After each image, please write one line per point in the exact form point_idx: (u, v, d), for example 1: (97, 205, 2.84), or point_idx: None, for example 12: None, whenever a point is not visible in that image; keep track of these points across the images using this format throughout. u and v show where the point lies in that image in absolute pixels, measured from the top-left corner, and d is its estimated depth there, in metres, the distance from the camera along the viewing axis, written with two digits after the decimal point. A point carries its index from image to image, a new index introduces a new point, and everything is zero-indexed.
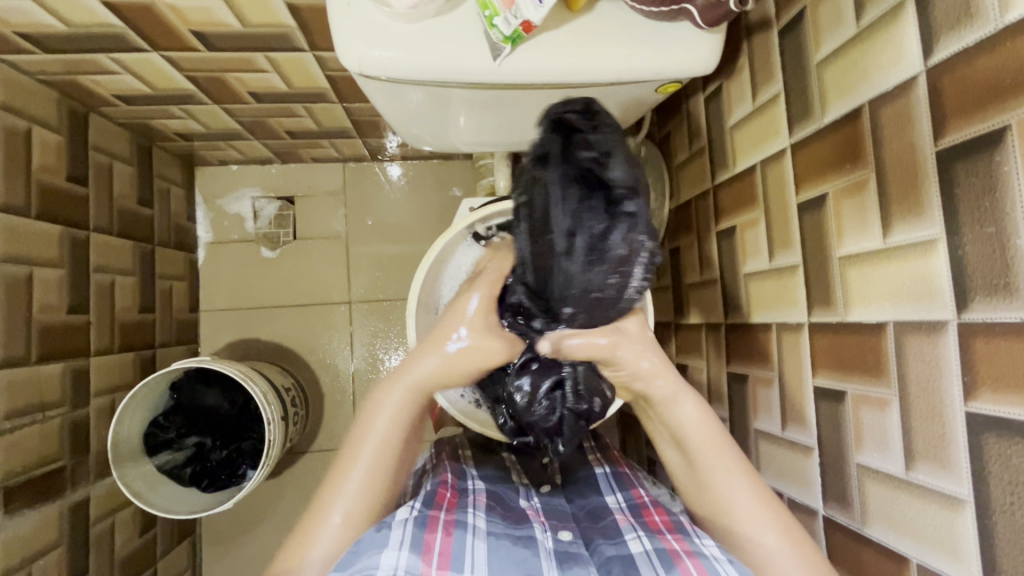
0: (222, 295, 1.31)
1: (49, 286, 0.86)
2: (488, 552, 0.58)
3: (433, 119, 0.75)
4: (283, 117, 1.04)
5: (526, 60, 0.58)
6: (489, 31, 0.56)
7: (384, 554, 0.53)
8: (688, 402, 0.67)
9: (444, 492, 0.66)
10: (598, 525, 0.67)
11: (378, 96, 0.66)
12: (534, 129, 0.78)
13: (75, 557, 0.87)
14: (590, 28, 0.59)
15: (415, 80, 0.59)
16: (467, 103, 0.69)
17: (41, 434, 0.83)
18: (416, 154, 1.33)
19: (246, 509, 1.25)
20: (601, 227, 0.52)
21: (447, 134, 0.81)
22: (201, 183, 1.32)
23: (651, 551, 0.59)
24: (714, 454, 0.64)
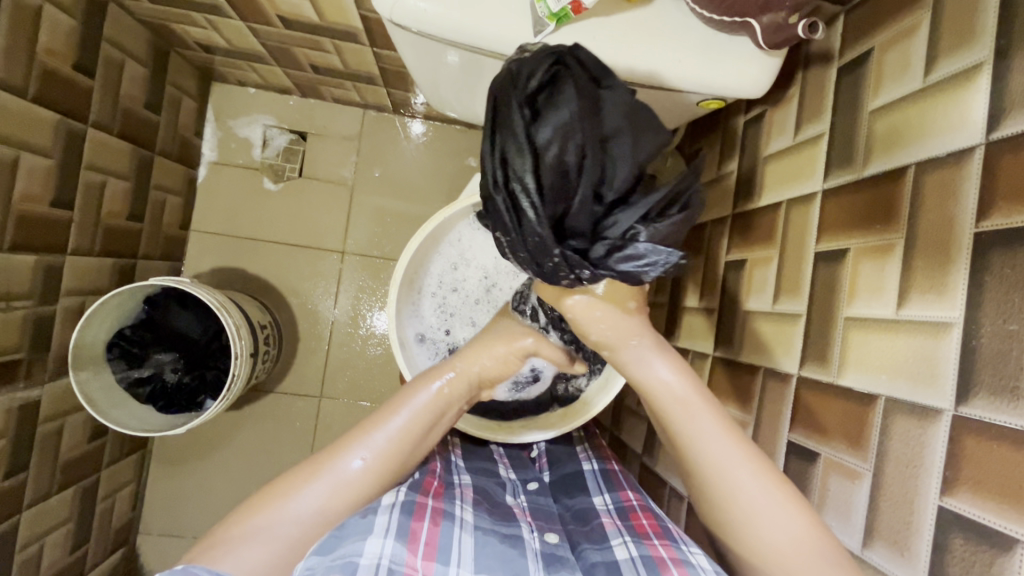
0: (216, 218, 1.28)
1: (35, 175, 0.82)
2: (474, 547, 0.56)
3: (460, 86, 0.71)
4: (310, 49, 1.00)
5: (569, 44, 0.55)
6: (536, 4, 0.53)
7: (368, 542, 0.51)
8: (662, 362, 0.61)
9: (431, 481, 0.65)
10: (585, 528, 0.67)
11: (408, 48, 0.62)
12: None
13: (18, 452, 0.85)
14: (644, 26, 0.55)
15: (447, 41, 0.56)
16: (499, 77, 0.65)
17: (2, 324, 0.80)
18: (440, 116, 1.29)
19: (201, 435, 1.25)
20: (576, 205, 0.52)
21: (473, 104, 0.77)
22: (215, 99, 1.27)
23: (637, 559, 0.58)
24: (693, 409, 0.59)
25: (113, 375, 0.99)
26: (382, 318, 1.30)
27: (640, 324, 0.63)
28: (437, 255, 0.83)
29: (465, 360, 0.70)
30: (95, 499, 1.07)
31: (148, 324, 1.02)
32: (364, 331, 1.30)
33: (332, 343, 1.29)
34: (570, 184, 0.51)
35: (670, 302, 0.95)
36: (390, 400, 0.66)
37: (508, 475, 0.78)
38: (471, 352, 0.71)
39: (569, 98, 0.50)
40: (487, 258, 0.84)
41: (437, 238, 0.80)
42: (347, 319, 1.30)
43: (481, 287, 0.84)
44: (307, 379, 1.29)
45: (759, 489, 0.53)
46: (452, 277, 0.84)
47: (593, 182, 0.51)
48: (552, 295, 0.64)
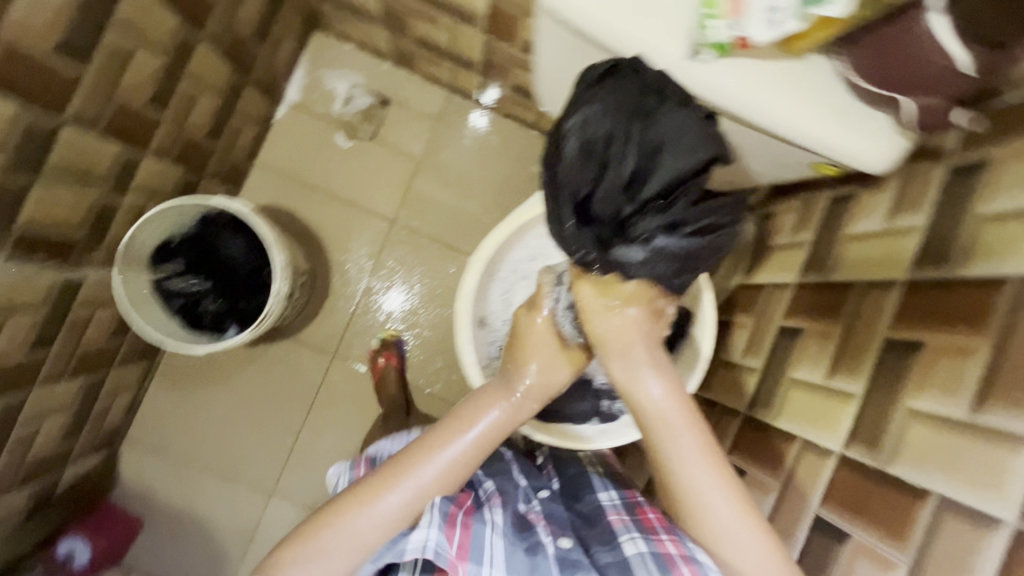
0: (283, 158, 1.30)
1: (142, 71, 0.82)
2: (504, 548, 0.61)
3: None
4: (426, 22, 1.01)
5: (720, 75, 0.58)
6: (702, 30, 0.56)
7: (414, 533, 0.59)
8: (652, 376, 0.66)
9: (465, 499, 0.65)
10: (595, 530, 0.68)
11: (551, 49, 0.66)
12: None
13: (47, 329, 0.85)
14: (792, 77, 0.58)
15: (603, 44, 0.59)
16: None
17: (73, 203, 0.81)
18: (521, 118, 1.30)
19: (209, 362, 1.25)
20: (594, 185, 0.60)
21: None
22: (312, 46, 1.30)
23: (648, 555, 0.60)
24: (678, 429, 0.64)
25: (150, 280, 1.00)
26: (394, 299, 1.30)
27: (635, 320, 0.67)
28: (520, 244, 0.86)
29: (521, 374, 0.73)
30: (95, 397, 1.06)
31: (191, 240, 1.03)
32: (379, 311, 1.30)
33: (358, 308, 1.30)
34: (594, 174, 0.60)
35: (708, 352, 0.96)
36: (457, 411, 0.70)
37: (522, 483, 0.74)
38: (518, 357, 0.74)
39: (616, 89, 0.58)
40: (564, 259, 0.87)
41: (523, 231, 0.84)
42: (380, 288, 1.30)
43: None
44: (326, 335, 1.29)
45: (736, 516, 0.60)
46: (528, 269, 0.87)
47: (617, 181, 0.59)
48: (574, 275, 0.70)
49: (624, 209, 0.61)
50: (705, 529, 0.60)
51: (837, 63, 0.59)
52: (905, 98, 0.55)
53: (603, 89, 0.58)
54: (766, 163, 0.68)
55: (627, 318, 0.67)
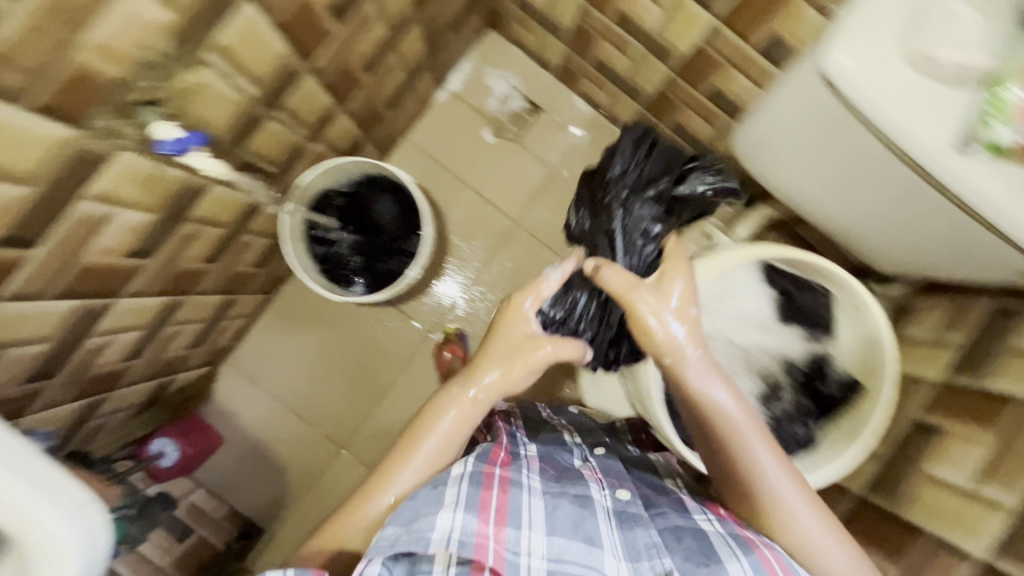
0: (431, 139, 1.37)
1: (372, 40, 0.89)
2: (544, 510, 0.62)
3: (788, 147, 0.74)
4: (615, 49, 1.06)
5: (975, 172, 0.56)
6: (975, 125, 0.56)
7: (441, 516, 0.58)
8: (721, 387, 0.69)
9: (498, 451, 0.70)
10: (664, 497, 0.74)
11: (791, 92, 0.66)
12: (862, 215, 0.76)
13: (222, 247, 0.93)
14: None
15: (858, 112, 0.58)
16: (852, 153, 0.66)
17: (285, 145, 0.88)
18: (662, 154, 1.34)
19: (319, 309, 1.31)
20: (627, 195, 0.94)
21: (787, 167, 0.78)
22: (484, 43, 1.37)
23: (726, 534, 0.65)
24: (752, 437, 0.68)
25: (305, 219, 1.06)
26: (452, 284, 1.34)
27: (693, 334, 0.71)
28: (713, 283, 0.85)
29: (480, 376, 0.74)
30: (223, 315, 1.14)
31: (351, 195, 1.09)
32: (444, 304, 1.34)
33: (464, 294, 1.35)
34: (634, 195, 0.94)
35: None
36: (420, 418, 0.73)
37: (574, 441, 0.85)
38: (482, 362, 0.76)
39: (658, 155, 0.96)
40: (750, 307, 0.87)
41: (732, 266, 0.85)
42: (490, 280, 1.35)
43: (732, 327, 0.87)
44: (430, 312, 1.34)
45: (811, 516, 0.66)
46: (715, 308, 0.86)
47: (646, 198, 0.94)
48: (622, 281, 0.72)
49: (653, 228, 0.93)
50: (793, 536, 0.66)
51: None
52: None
53: (645, 153, 0.96)
54: (976, 255, 0.67)
55: (690, 316, 0.72)
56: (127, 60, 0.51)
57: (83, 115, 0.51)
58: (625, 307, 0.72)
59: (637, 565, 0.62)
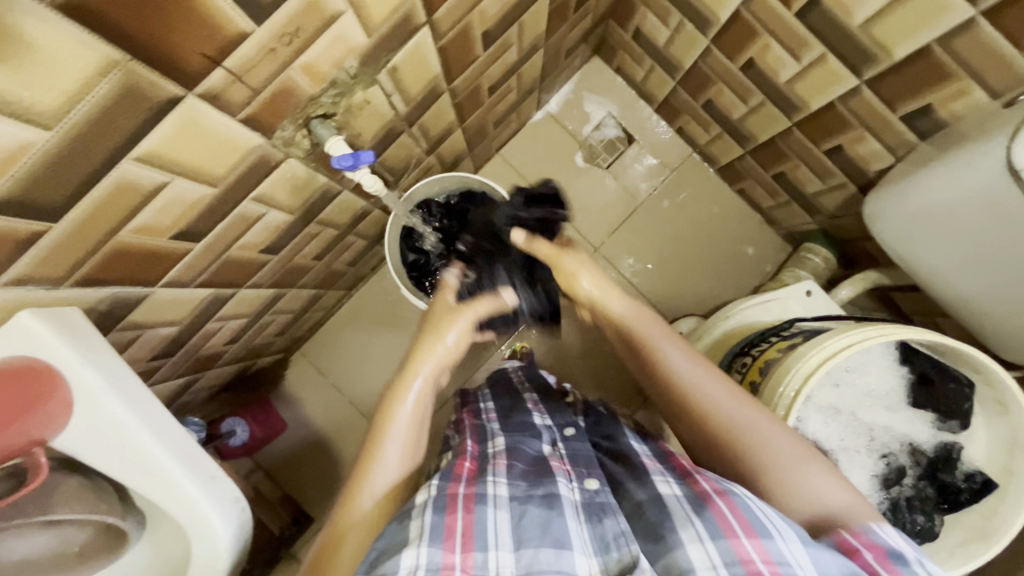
0: (522, 157, 1.38)
1: (504, 65, 0.91)
2: (510, 524, 0.60)
3: (930, 228, 0.76)
4: (732, 94, 1.05)
5: None
6: None
7: (404, 555, 0.54)
8: (675, 347, 0.73)
9: (463, 464, 0.69)
10: (625, 466, 0.69)
11: (957, 172, 0.69)
12: (992, 308, 0.77)
13: (329, 248, 0.96)
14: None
15: None
16: (1005, 241, 0.68)
17: (407, 157, 0.90)
18: (752, 200, 1.33)
19: (393, 311, 1.33)
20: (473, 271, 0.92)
21: (920, 242, 0.79)
22: (586, 69, 1.38)
23: (682, 495, 0.60)
24: (703, 380, 0.70)
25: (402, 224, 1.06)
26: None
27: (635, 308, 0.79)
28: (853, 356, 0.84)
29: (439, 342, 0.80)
30: (310, 307, 1.16)
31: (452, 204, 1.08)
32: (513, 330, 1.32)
33: None
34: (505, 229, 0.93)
35: None
36: (373, 431, 0.70)
37: (543, 422, 0.80)
38: (425, 348, 0.79)
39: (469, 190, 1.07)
40: (882, 384, 0.85)
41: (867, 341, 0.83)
42: None
43: (860, 400, 0.85)
44: None
45: (788, 447, 0.63)
46: (846, 379, 0.85)
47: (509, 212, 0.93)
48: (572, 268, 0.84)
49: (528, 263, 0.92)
50: (764, 454, 0.63)
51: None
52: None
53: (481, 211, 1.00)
54: None
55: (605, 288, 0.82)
56: (323, 79, 0.54)
57: (275, 127, 0.54)
58: (555, 266, 0.85)
59: (606, 559, 0.58)
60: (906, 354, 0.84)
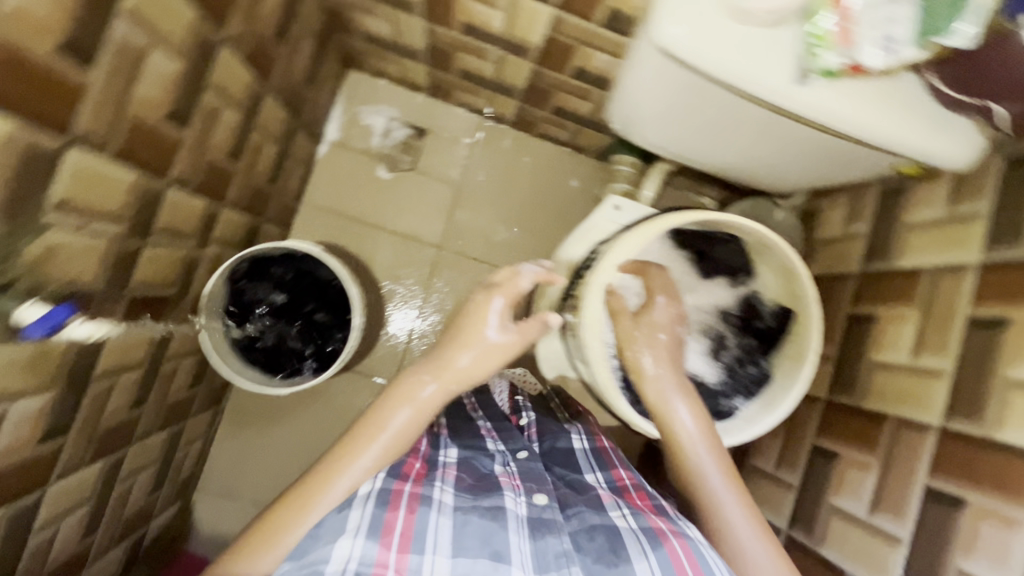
0: (327, 194, 1.33)
1: (228, 128, 0.85)
2: (453, 529, 0.59)
3: (648, 116, 0.77)
4: (472, 56, 1.05)
5: (821, 98, 0.59)
6: (809, 57, 0.57)
7: (338, 545, 0.55)
8: (685, 409, 0.74)
9: (412, 463, 0.67)
10: (580, 496, 0.71)
11: (633, 66, 0.68)
12: (732, 158, 0.82)
13: (145, 385, 0.87)
14: (886, 91, 0.61)
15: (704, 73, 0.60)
16: (703, 109, 0.70)
17: (172, 262, 0.83)
18: (554, 137, 1.36)
19: (273, 404, 1.27)
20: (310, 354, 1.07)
21: (645, 128, 0.81)
22: (347, 83, 1.33)
23: (636, 529, 0.64)
24: (700, 447, 0.72)
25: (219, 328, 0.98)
26: (401, 316, 1.34)
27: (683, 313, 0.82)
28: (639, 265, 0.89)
29: (431, 371, 0.73)
30: (177, 445, 1.09)
31: (246, 273, 0.99)
32: (405, 350, 1.33)
33: (415, 334, 1.33)
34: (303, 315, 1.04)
35: None
36: (354, 435, 0.68)
37: (496, 446, 0.77)
38: (433, 360, 0.74)
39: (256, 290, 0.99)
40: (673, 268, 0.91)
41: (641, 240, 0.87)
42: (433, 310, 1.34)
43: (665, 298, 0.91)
44: (386, 362, 1.32)
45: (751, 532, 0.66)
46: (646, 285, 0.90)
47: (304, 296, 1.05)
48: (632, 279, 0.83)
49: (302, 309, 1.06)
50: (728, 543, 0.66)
51: (922, 79, 0.62)
52: (997, 105, 0.58)
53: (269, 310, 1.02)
54: (844, 164, 0.73)
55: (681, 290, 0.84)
56: None
57: None
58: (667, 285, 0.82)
59: None
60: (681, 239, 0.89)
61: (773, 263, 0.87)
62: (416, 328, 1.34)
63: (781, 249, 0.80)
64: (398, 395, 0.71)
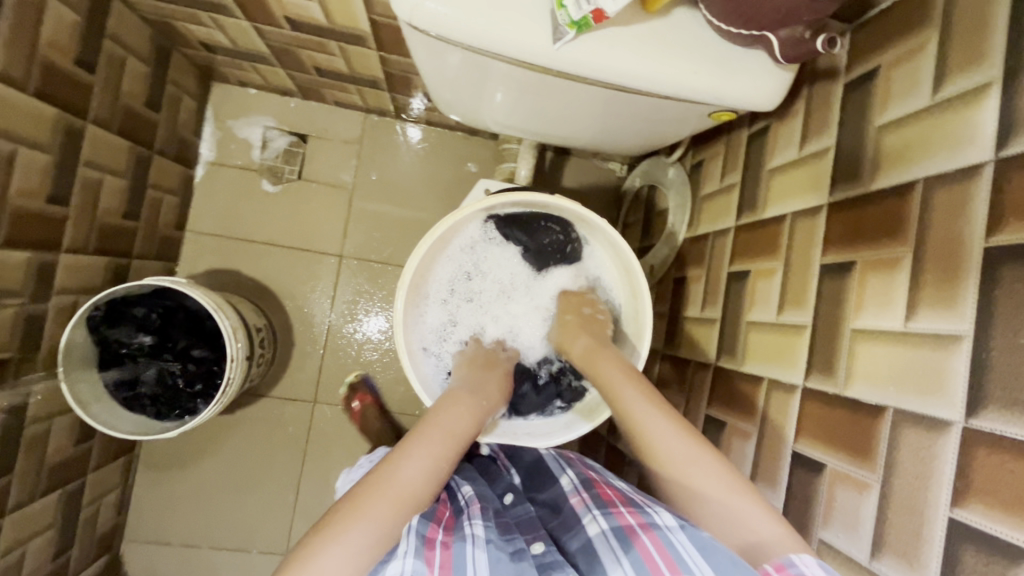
0: (213, 218, 1.26)
1: (31, 170, 0.79)
2: (488, 564, 0.54)
3: (468, 88, 0.74)
4: (315, 51, 0.99)
5: (589, 52, 0.54)
6: (556, 11, 0.51)
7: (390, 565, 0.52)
8: (633, 393, 0.65)
9: (442, 511, 0.63)
10: (562, 518, 0.64)
11: (416, 45, 0.64)
12: (569, 122, 0.79)
13: (2, 455, 0.82)
14: (660, 36, 0.55)
15: (463, 45, 0.54)
16: (522, 80, 0.67)
17: None
18: (441, 122, 1.28)
19: (191, 442, 1.22)
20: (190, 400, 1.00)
21: (475, 103, 0.79)
22: (214, 98, 1.26)
23: (609, 531, 0.57)
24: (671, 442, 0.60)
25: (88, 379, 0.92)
26: (374, 322, 1.29)
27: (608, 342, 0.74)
28: (453, 268, 0.81)
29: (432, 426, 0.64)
30: (81, 503, 1.04)
31: (105, 318, 0.93)
32: (320, 367, 1.28)
33: (327, 349, 1.28)
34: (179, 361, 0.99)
35: (673, 311, 0.98)
36: (367, 480, 0.57)
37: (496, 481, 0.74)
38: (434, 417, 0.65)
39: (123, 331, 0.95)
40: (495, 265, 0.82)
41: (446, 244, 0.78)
42: (343, 321, 1.29)
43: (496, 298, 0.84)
44: (302, 382, 1.27)
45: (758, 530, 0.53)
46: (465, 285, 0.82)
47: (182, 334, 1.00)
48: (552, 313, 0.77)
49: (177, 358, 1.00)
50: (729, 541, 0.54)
51: (702, 11, 0.55)
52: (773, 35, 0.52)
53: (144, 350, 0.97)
54: (667, 114, 0.69)
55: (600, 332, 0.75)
56: None
57: None
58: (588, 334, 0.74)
59: None
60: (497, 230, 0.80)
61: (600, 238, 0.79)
62: (327, 343, 1.28)
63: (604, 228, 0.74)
64: (429, 421, 0.65)
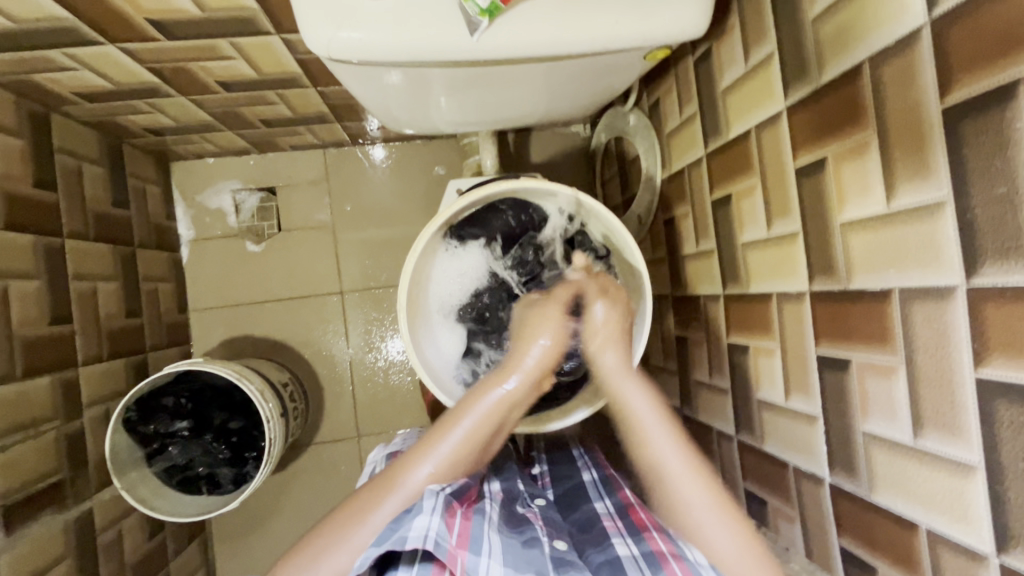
0: (211, 292, 1.28)
1: (27, 299, 0.82)
2: (503, 544, 0.59)
3: (411, 102, 0.74)
4: (256, 105, 0.99)
5: (508, 36, 0.54)
6: (464, 4, 0.52)
7: (417, 517, 0.55)
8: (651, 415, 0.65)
9: (471, 493, 0.63)
10: (589, 535, 0.68)
11: (348, 77, 0.64)
12: (517, 104, 0.79)
13: (85, 568, 0.86)
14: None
15: (387, 63, 0.55)
16: (459, 79, 0.67)
17: (36, 450, 0.81)
18: (398, 135, 1.28)
19: (255, 505, 1.26)
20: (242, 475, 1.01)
21: (424, 113, 0.79)
22: (177, 178, 1.28)
23: (639, 556, 0.59)
24: (671, 461, 0.63)
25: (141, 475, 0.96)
26: (391, 346, 1.31)
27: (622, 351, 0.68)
28: (429, 295, 0.82)
29: (483, 397, 0.64)
30: None
31: (139, 416, 0.96)
32: (353, 401, 1.30)
33: (355, 383, 1.31)
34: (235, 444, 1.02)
35: (670, 252, 0.98)
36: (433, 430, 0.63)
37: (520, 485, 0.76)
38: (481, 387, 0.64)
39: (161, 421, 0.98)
40: (470, 264, 0.83)
41: (422, 275, 0.79)
42: (363, 353, 1.31)
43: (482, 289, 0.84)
44: (341, 422, 1.30)
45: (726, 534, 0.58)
46: (451, 299, 0.83)
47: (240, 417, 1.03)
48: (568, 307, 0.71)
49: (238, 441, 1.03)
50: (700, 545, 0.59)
51: None
52: None
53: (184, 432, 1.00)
54: (606, 69, 0.69)
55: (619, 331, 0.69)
56: None
57: None
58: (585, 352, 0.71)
59: None
60: (452, 238, 0.81)
61: (553, 198, 0.79)
62: (354, 376, 1.31)
63: (569, 192, 0.75)
64: (487, 382, 0.65)
